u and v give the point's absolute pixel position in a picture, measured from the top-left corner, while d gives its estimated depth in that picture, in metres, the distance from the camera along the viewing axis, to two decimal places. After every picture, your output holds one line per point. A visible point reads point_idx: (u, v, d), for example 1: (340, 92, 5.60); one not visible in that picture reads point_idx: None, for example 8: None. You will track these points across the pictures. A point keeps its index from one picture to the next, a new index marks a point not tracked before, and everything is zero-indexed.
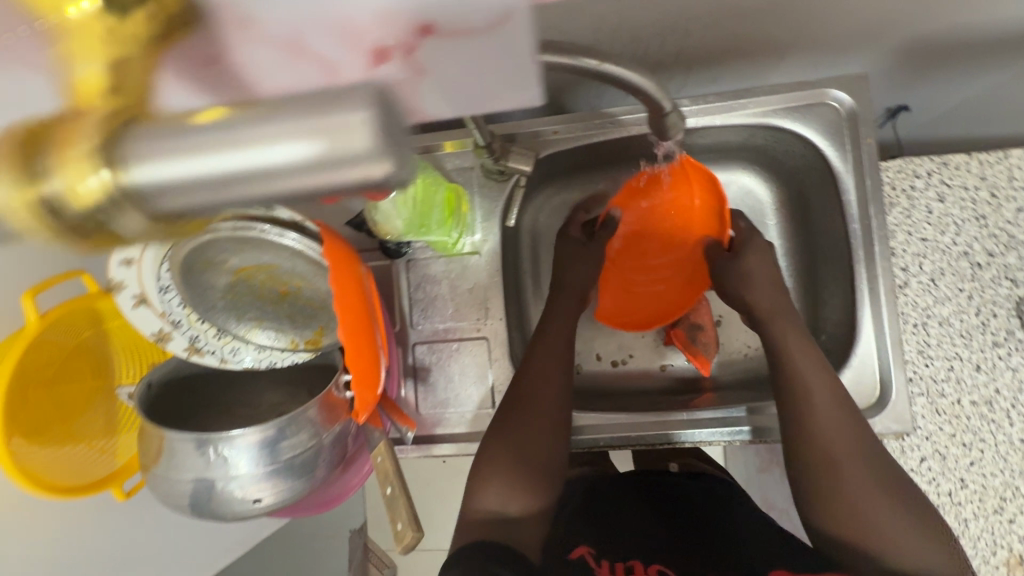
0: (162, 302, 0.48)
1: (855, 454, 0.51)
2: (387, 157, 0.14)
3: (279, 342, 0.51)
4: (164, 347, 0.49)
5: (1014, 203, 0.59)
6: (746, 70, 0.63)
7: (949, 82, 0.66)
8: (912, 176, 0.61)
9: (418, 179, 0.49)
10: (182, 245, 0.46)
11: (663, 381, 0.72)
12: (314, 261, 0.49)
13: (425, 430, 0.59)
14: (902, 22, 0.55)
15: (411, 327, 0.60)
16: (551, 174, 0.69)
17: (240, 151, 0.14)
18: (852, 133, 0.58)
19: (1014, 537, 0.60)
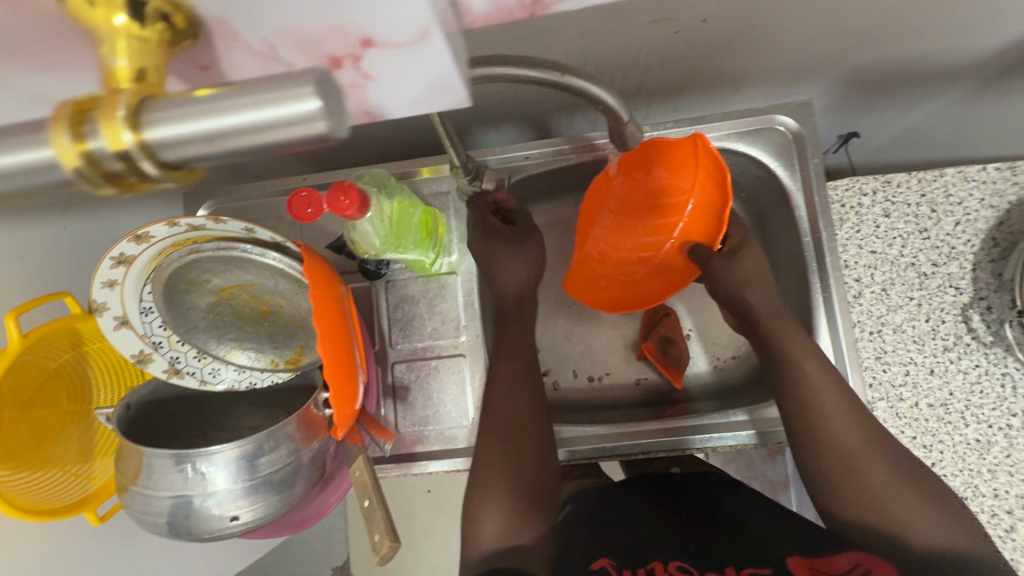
0: (143, 323, 0.50)
1: (870, 457, 0.48)
2: (322, 118, 0.19)
3: (259, 362, 0.53)
4: (143, 369, 0.50)
5: (952, 217, 0.65)
6: (706, 98, 0.81)
7: (877, 115, 0.91)
8: (858, 194, 0.67)
9: (395, 200, 0.51)
10: (168, 264, 0.48)
11: (639, 396, 0.71)
12: (294, 279, 0.50)
13: (406, 448, 0.62)
14: (831, 57, 0.73)
15: (391, 346, 0.63)
16: (524, 196, 0.72)
17: (229, 115, 0.19)
18: (800, 154, 0.61)
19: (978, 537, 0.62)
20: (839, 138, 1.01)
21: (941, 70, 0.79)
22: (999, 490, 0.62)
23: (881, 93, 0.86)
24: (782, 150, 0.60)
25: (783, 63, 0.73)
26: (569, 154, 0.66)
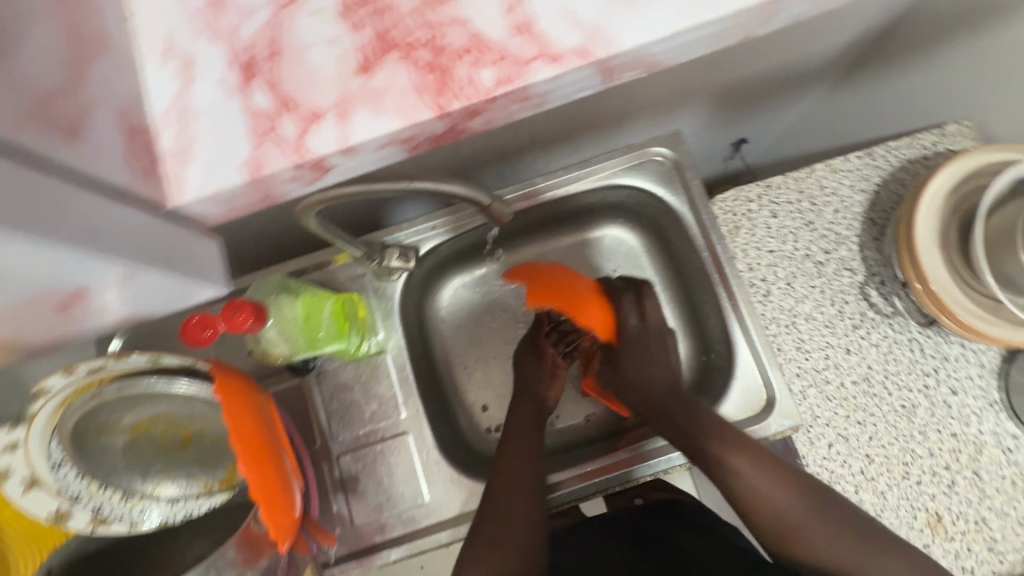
0: (56, 479, 0.46)
1: (814, 517, 0.52)
2: None
3: (191, 490, 0.51)
4: (64, 527, 0.47)
5: (830, 207, 0.71)
6: (599, 139, 0.87)
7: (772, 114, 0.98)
8: (745, 202, 0.72)
9: (298, 300, 0.54)
10: (73, 413, 0.47)
11: (592, 432, 0.72)
12: (209, 401, 0.50)
13: (366, 540, 0.60)
14: (697, 86, 0.81)
15: (333, 439, 0.62)
16: (443, 261, 0.73)
17: None
18: (681, 177, 0.66)
19: (929, 498, 0.64)
20: (730, 148, 1.09)
21: (795, 76, 0.88)
22: (933, 449, 0.65)
23: (753, 103, 0.94)
24: (665, 177, 0.65)
25: (654, 99, 0.80)
26: (474, 218, 0.68)
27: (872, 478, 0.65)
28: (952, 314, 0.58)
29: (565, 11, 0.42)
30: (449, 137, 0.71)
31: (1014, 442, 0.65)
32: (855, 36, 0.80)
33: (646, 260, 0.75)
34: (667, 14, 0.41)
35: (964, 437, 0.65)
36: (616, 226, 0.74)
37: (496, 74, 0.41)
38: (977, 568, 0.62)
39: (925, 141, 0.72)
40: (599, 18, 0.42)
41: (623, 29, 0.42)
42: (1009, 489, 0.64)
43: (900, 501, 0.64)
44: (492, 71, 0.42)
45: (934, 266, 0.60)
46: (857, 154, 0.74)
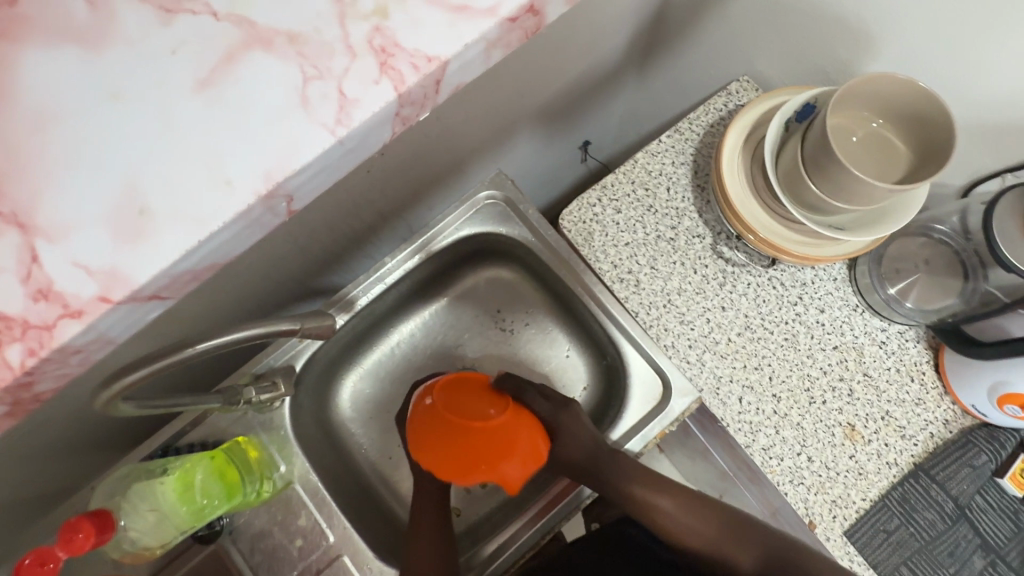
0: None
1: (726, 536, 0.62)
2: None
3: None
4: None
5: (662, 186, 0.77)
6: (445, 191, 0.90)
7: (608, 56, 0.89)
8: (590, 207, 0.76)
9: (171, 476, 0.52)
10: None
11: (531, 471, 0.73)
12: None
13: None
14: (507, 118, 0.84)
15: None
16: (331, 363, 0.72)
17: None
18: (516, 210, 0.72)
19: (838, 412, 0.69)
20: (580, 151, 1.15)
21: (599, 78, 0.95)
22: (824, 367, 0.70)
23: (576, 111, 1.00)
24: (502, 216, 0.71)
25: (479, 139, 0.83)
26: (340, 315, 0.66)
27: (786, 414, 0.69)
28: (783, 249, 0.64)
29: (70, 262, 0.30)
30: (291, 244, 0.70)
31: (885, 334, 0.71)
32: (633, 28, 0.87)
33: (521, 287, 0.82)
34: (234, 202, 0.32)
35: (845, 346, 0.71)
36: (485, 268, 0.81)
37: (27, 348, 0.30)
38: (898, 458, 0.67)
39: (719, 104, 0.80)
40: (111, 258, 0.31)
41: (163, 242, 0.31)
42: (896, 377, 0.70)
43: (816, 425, 0.68)
44: (66, 321, 0.30)
45: (753, 212, 0.65)
46: (669, 133, 0.80)
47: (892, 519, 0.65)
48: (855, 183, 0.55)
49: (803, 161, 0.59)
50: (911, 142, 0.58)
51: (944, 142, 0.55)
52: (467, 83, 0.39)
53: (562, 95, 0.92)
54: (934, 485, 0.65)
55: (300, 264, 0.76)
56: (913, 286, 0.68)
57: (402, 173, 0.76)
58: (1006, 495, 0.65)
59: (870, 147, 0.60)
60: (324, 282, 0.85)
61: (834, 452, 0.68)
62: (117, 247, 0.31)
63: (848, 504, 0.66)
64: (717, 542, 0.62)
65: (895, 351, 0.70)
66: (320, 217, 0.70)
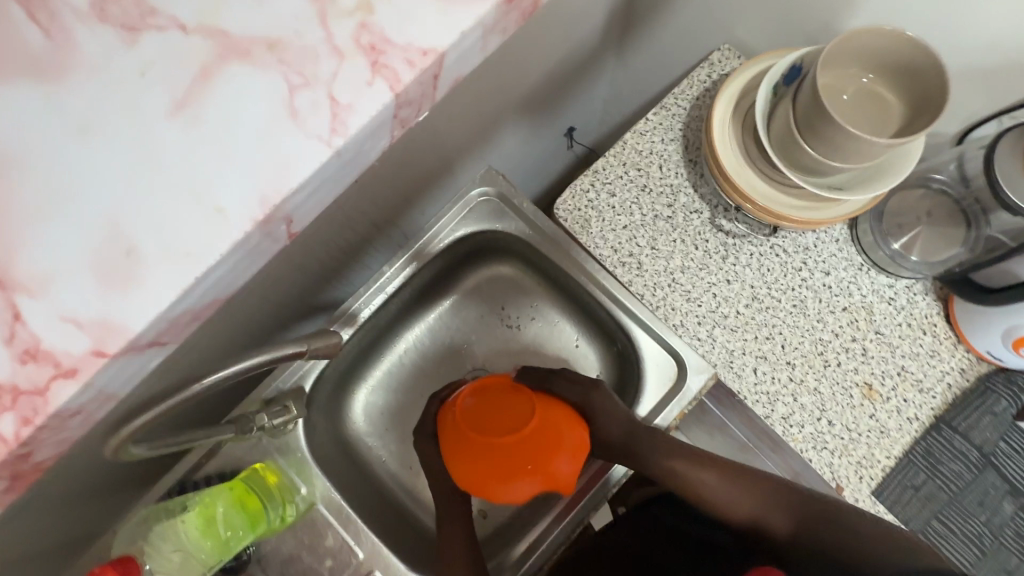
0: None
1: (771, 506, 0.61)
2: None
3: None
4: None
5: (654, 165, 0.76)
6: (435, 193, 0.88)
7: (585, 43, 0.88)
8: (584, 194, 0.75)
9: (191, 511, 0.52)
10: None
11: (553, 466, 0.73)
12: None
13: None
14: (490, 113, 0.83)
15: None
16: (342, 379, 0.71)
17: None
18: (511, 205, 0.68)
19: (854, 373, 0.68)
20: (566, 138, 1.14)
21: (578, 62, 0.94)
22: (836, 330, 0.70)
23: (558, 98, 0.99)
24: (496, 213, 0.67)
25: (463, 138, 0.82)
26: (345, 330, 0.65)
27: (802, 380, 0.68)
28: (783, 216, 0.63)
29: (59, 316, 0.29)
30: (285, 264, 0.69)
31: (892, 290, 0.70)
32: (606, 8, 0.85)
33: (525, 281, 0.80)
34: (225, 234, 0.31)
35: (854, 306, 0.70)
36: (487, 266, 0.78)
37: (19, 416, 0.29)
38: (918, 413, 0.66)
39: (703, 77, 0.78)
40: (101, 307, 0.29)
41: (164, 280, 0.30)
42: (908, 332, 0.69)
43: (834, 388, 0.68)
44: (59, 382, 0.29)
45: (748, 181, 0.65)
46: (654, 111, 0.79)
47: (918, 474, 0.65)
48: (849, 141, 0.54)
49: (795, 123, 0.58)
50: (899, 92, 0.58)
51: (937, 90, 0.54)
52: (465, 73, 0.38)
53: (543, 84, 0.91)
54: (957, 435, 0.65)
55: (297, 283, 0.75)
56: (917, 237, 0.68)
57: (390, 180, 0.75)
58: None
59: (860, 101, 0.59)
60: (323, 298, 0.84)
61: (854, 414, 0.67)
62: (104, 295, 0.29)
63: (873, 464, 0.66)
64: (761, 512, 0.62)
65: (905, 306, 0.69)
66: (314, 235, 0.69)
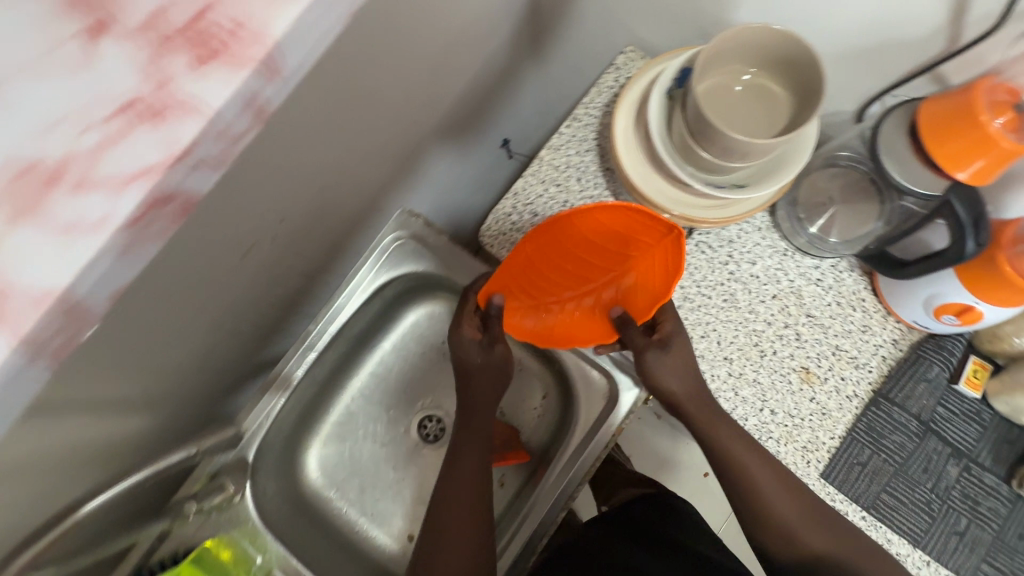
0: None
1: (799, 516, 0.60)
2: None
3: None
4: None
5: (573, 179, 0.76)
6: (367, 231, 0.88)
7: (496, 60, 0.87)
8: (506, 218, 0.75)
9: None
10: None
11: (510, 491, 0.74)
12: None
13: None
14: (409, 146, 0.82)
15: None
16: (291, 438, 0.71)
17: None
18: (427, 245, 0.68)
19: (790, 358, 0.69)
20: (502, 149, 1.13)
21: (494, 77, 0.93)
22: (768, 319, 0.70)
23: (481, 114, 0.98)
24: (414, 254, 0.68)
25: (385, 172, 0.81)
26: (282, 396, 0.65)
27: (740, 373, 0.69)
28: (696, 219, 0.64)
29: None
30: (215, 332, 0.68)
31: (820, 270, 0.70)
32: (510, 22, 0.84)
33: (457, 318, 0.78)
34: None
35: (783, 293, 0.71)
36: (420, 308, 0.77)
37: None
38: (856, 390, 0.67)
39: (610, 81, 0.78)
40: None
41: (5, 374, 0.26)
42: (839, 311, 0.70)
43: (772, 377, 0.69)
44: None
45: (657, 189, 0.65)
46: (567, 123, 0.78)
47: (863, 450, 0.66)
48: (736, 146, 0.54)
49: (687, 131, 0.59)
50: (787, 84, 0.57)
51: (816, 81, 0.54)
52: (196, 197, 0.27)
53: (461, 105, 0.90)
54: (895, 408, 0.66)
55: (234, 344, 0.74)
56: (832, 220, 0.69)
57: (313, 230, 0.75)
58: (964, 399, 0.65)
59: (750, 98, 0.59)
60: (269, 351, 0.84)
61: (795, 399, 0.68)
62: None
63: (817, 446, 0.67)
64: (789, 514, 0.59)
65: (833, 284, 0.70)
66: (239, 300, 0.68)
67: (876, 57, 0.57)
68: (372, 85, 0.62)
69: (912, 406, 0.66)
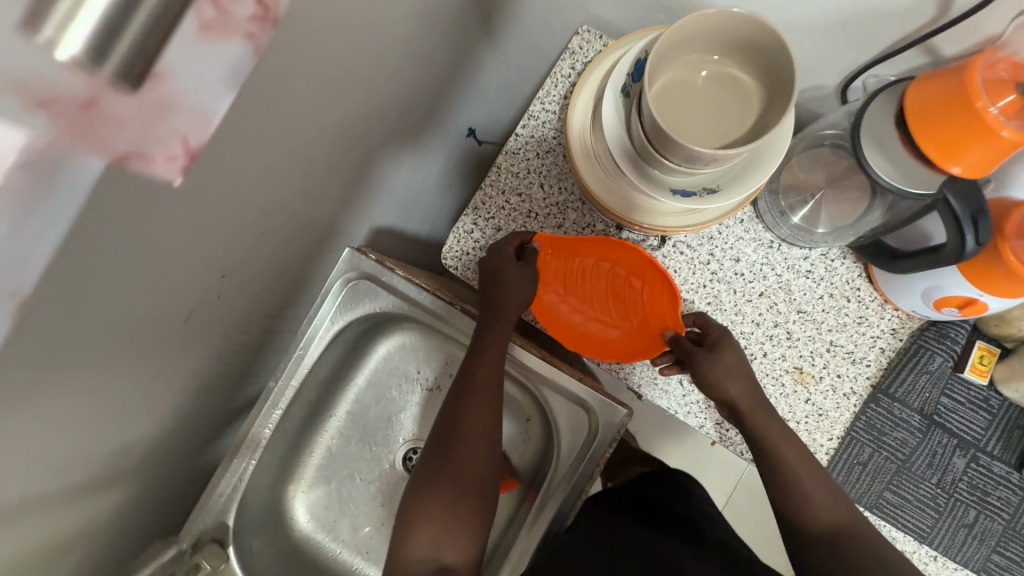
0: None
1: (844, 511, 0.54)
2: None
3: None
4: None
5: (535, 186, 0.70)
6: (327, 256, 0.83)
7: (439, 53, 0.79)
8: (468, 237, 0.70)
9: None
10: None
11: (501, 516, 0.73)
12: None
13: None
14: (357, 166, 0.76)
15: None
16: (272, 489, 0.70)
17: None
18: (381, 282, 0.65)
19: (781, 360, 0.64)
20: (471, 139, 1.05)
21: (446, 70, 0.84)
22: (756, 319, 0.65)
23: (439, 110, 0.90)
24: (368, 293, 0.65)
25: (338, 196, 0.75)
26: (256, 458, 0.64)
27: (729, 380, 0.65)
28: (654, 225, 0.60)
29: None
30: (176, 398, 0.66)
31: (808, 262, 0.65)
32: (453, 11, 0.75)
33: (427, 348, 0.74)
34: None
35: (770, 289, 0.65)
36: (387, 340, 0.75)
37: None
38: (854, 387, 0.63)
39: (566, 70, 0.70)
40: None
41: None
42: (831, 303, 0.64)
43: (764, 380, 0.64)
44: None
45: (617, 197, 0.61)
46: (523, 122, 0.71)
47: (863, 449, 0.62)
48: (700, 156, 0.48)
49: (648, 138, 0.52)
50: (755, 73, 0.50)
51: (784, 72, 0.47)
52: None
53: (414, 108, 0.82)
54: (895, 403, 0.62)
55: (204, 399, 0.71)
56: (820, 207, 0.63)
57: (267, 274, 0.70)
58: (968, 387, 0.61)
59: (713, 91, 0.52)
60: (246, 392, 0.81)
61: (788, 403, 0.64)
62: None
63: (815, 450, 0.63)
64: (837, 511, 0.54)
65: (824, 277, 0.65)
66: (196, 362, 0.65)
67: (861, 29, 0.49)
68: (296, 122, 0.56)
69: (913, 400, 0.62)
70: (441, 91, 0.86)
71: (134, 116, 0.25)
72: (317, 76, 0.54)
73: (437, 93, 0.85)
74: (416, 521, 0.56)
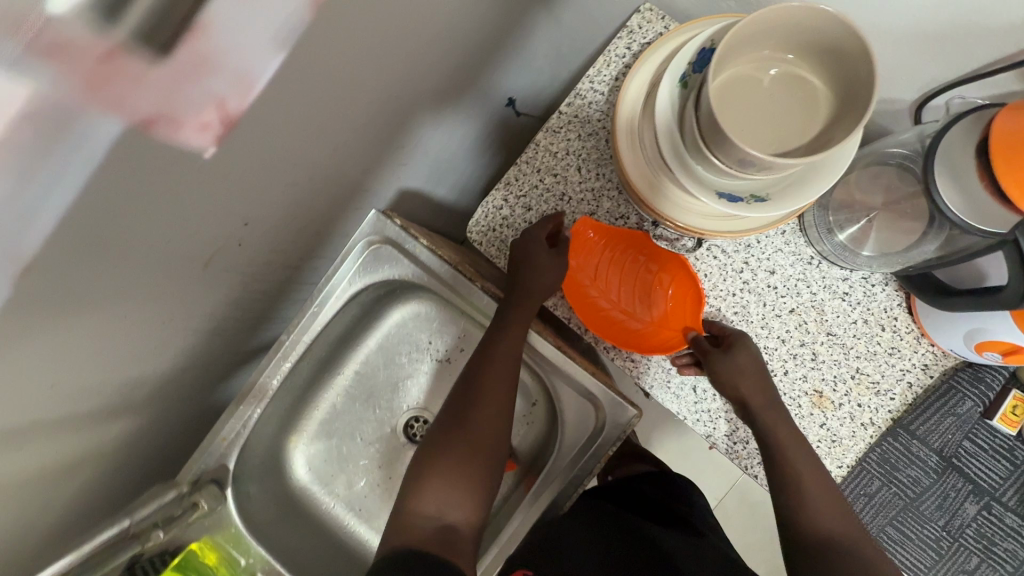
0: None
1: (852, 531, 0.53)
2: None
3: None
4: None
5: (572, 169, 0.67)
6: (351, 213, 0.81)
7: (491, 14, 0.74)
8: (496, 213, 0.68)
9: None
10: None
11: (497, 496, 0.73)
12: None
13: None
14: (392, 124, 0.73)
15: None
16: (273, 439, 0.70)
17: None
18: (402, 248, 0.63)
19: (801, 381, 0.62)
20: (510, 109, 1.01)
21: (495, 34, 0.80)
22: (782, 335, 0.63)
23: (483, 74, 0.86)
24: (389, 258, 0.63)
25: (367, 153, 0.73)
26: (263, 407, 0.64)
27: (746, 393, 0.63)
28: (688, 225, 0.58)
29: None
30: (187, 339, 0.66)
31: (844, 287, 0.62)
32: None
33: (442, 320, 0.74)
34: None
35: (802, 307, 0.63)
36: (401, 307, 0.74)
37: None
38: (873, 418, 0.61)
39: (618, 50, 0.66)
40: None
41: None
42: (864, 329, 0.62)
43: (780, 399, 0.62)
44: None
45: (657, 190, 0.58)
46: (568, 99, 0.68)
47: (872, 482, 0.62)
48: (752, 160, 0.45)
49: (700, 134, 0.48)
50: (829, 78, 0.47)
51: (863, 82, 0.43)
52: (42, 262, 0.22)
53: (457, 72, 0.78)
54: (914, 441, 0.61)
55: (214, 342, 0.71)
56: (871, 227, 0.60)
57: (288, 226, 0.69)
58: (995, 434, 0.63)
59: (780, 91, 0.49)
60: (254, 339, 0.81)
61: (802, 425, 0.62)
62: None
63: None
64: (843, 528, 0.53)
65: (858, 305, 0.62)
66: (209, 306, 0.65)
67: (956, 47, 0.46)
68: (341, 77, 0.53)
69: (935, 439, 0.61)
70: (487, 56, 0.82)
71: (175, 73, 0.31)
72: (366, 31, 0.51)
73: (483, 57, 0.81)
74: (424, 484, 0.56)
